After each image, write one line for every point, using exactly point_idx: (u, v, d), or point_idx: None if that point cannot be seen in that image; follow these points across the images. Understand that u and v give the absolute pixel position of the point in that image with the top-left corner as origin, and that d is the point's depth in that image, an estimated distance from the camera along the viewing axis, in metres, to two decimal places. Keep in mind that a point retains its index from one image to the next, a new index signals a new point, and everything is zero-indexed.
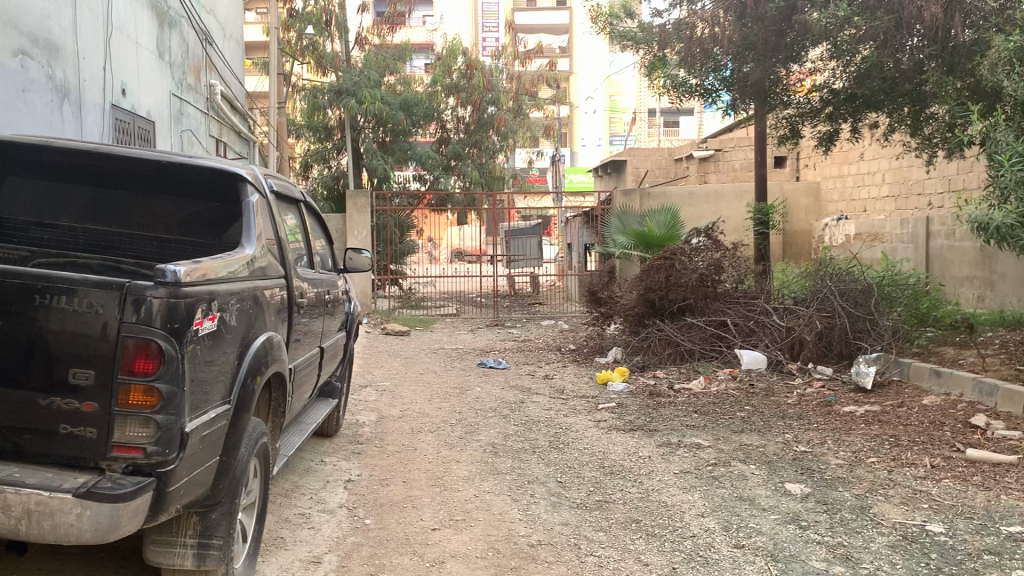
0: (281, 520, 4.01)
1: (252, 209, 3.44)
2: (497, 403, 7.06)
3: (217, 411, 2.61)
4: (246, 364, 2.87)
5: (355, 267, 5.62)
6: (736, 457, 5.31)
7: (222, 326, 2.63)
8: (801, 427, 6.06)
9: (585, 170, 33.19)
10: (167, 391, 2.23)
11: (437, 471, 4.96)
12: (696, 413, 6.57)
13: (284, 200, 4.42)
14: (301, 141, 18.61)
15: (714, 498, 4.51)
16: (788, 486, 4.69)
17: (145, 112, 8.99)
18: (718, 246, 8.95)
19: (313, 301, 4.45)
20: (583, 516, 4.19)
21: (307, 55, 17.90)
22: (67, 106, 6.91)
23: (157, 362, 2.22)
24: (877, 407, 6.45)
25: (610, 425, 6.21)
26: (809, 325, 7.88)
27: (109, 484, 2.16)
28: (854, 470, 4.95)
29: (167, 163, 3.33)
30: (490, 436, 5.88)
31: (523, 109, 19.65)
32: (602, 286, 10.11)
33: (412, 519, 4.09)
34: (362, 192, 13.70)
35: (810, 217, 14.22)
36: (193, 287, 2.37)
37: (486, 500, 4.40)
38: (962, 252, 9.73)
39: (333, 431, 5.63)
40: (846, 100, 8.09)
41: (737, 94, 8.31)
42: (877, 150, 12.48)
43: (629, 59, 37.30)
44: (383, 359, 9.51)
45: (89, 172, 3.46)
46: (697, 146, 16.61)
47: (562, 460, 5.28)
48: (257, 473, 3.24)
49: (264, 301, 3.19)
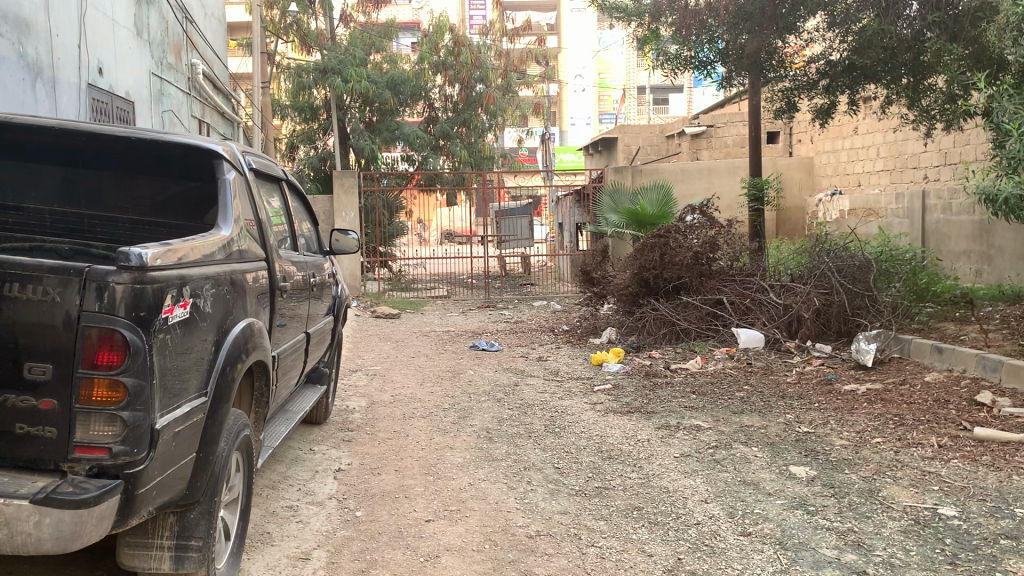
0: (268, 514, 3.84)
1: (228, 188, 3.23)
2: (491, 387, 6.88)
3: (194, 405, 2.43)
4: (224, 352, 2.69)
5: (342, 248, 5.41)
6: (737, 439, 5.16)
7: (196, 313, 2.44)
8: (803, 407, 5.92)
9: (575, 149, 32.96)
10: (134, 385, 2.05)
11: (430, 459, 4.79)
12: (694, 394, 6.41)
13: (267, 180, 4.21)
14: (286, 121, 18.30)
15: (717, 483, 4.36)
16: (792, 468, 4.54)
17: (123, 92, 8.71)
18: (713, 223, 8.78)
19: (298, 283, 4.24)
20: (583, 504, 4.04)
21: (291, 33, 17.55)
22: (40, 85, 6.67)
23: (123, 354, 2.03)
24: (879, 385, 6.32)
25: (607, 408, 6.05)
26: (807, 302, 7.74)
27: (72, 488, 1.98)
28: (860, 451, 4.81)
29: (135, 139, 3.12)
30: (484, 421, 5.71)
31: (511, 87, 19.34)
32: (595, 266, 10.06)
33: (405, 510, 3.93)
34: (349, 172, 13.44)
35: (803, 192, 14.07)
36: (161, 271, 2.19)
37: (481, 489, 4.23)
38: (960, 226, 9.57)
39: (322, 418, 5.46)
40: (844, 72, 7.87)
41: (732, 66, 8.07)
42: (872, 123, 12.31)
43: (618, 35, 36.92)
44: (373, 343, 9.31)
45: (57, 152, 3.25)
46: (689, 122, 16.40)
47: (559, 445, 5.11)
48: (239, 467, 3.07)
49: (242, 284, 3.00)
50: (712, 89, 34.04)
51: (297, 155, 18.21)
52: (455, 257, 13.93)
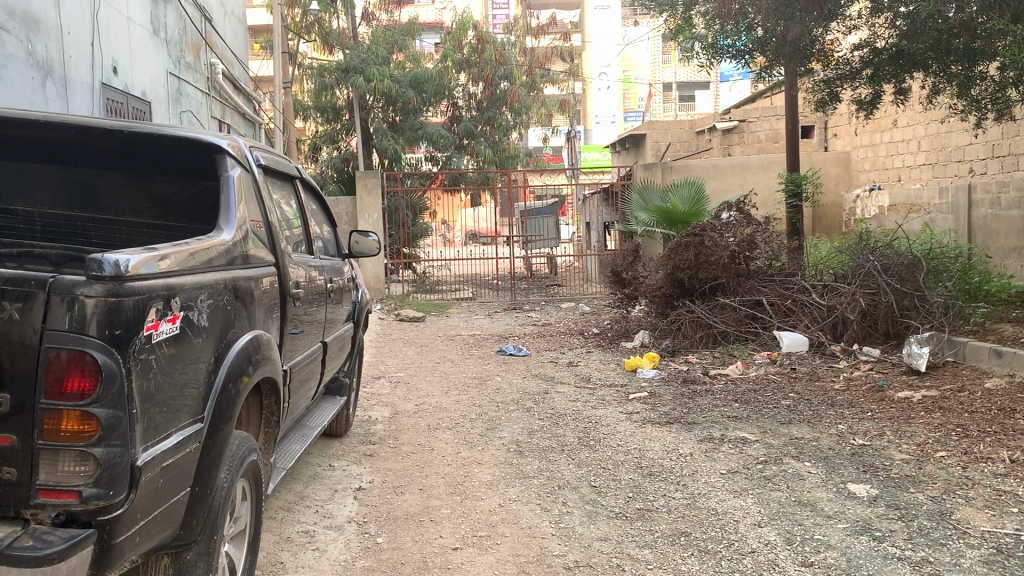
0: (282, 540, 3.54)
1: (233, 185, 2.94)
2: (519, 395, 6.55)
3: (186, 433, 2.12)
4: (224, 369, 2.40)
5: (362, 251, 5.08)
6: (787, 453, 4.79)
7: (188, 327, 2.15)
8: (856, 416, 5.53)
9: (601, 147, 32.60)
10: (108, 417, 1.74)
11: (458, 476, 4.45)
12: (736, 402, 6.04)
13: (280, 179, 3.91)
14: (309, 121, 18.13)
15: (770, 504, 3.99)
16: (851, 487, 4.17)
17: (139, 92, 8.49)
18: (750, 220, 8.33)
19: (314, 289, 3.93)
20: (625, 529, 3.69)
21: (313, 32, 17.33)
22: (50, 84, 6.43)
23: (95, 381, 1.72)
24: (936, 392, 5.91)
25: (644, 418, 5.69)
26: (852, 303, 7.40)
27: (32, 541, 1.66)
28: (924, 467, 4.42)
29: (129, 132, 2.84)
30: (514, 433, 5.38)
31: (537, 84, 18.95)
32: (627, 266, 9.60)
33: (430, 536, 3.60)
34: (372, 172, 13.15)
35: (840, 188, 13.60)
36: (144, 281, 1.89)
37: (512, 512, 3.89)
38: (1009, 222, 9.02)
39: (343, 431, 5.16)
40: (888, 59, 7.44)
41: (772, 57, 7.65)
42: (912, 115, 11.85)
43: (642, 32, 36.54)
44: (397, 348, 9.03)
45: (45, 148, 2.96)
46: (720, 116, 15.95)
47: (595, 460, 4.77)
48: (246, 495, 2.76)
49: (247, 294, 2.70)
50: (740, 83, 33.42)
51: (320, 156, 18.08)
52: (480, 258, 13.58)
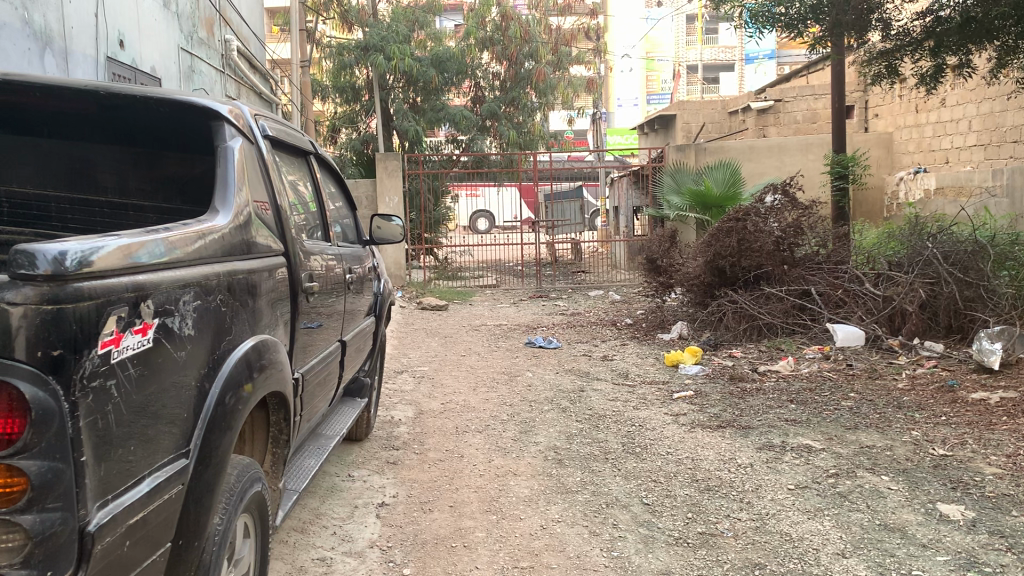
0: (294, 571, 3.06)
1: (230, 160, 2.45)
2: (553, 393, 6.04)
3: (165, 475, 1.67)
4: (217, 385, 1.92)
5: (384, 237, 4.56)
6: (859, 464, 4.28)
7: (167, 338, 1.69)
8: (928, 421, 4.99)
9: (629, 131, 32.07)
10: (41, 472, 1.34)
11: (491, 491, 3.96)
12: (792, 403, 5.52)
13: (290, 154, 3.41)
14: (327, 103, 17.69)
15: (851, 528, 3.48)
16: (942, 508, 3.64)
17: (147, 68, 8.02)
18: (796, 205, 7.67)
19: (331, 279, 3.42)
20: (688, 558, 3.21)
21: (331, 10, 16.80)
22: (49, 55, 5.95)
23: (23, 422, 1.33)
24: (1014, 393, 5.36)
25: (692, 421, 5.19)
26: (911, 293, 6.85)
27: None
28: (1021, 484, 3.89)
29: (105, 91, 2.36)
30: (550, 438, 4.88)
31: (563, 63, 18.28)
32: (662, 253, 9.00)
33: (463, 567, 3.12)
34: (393, 154, 12.63)
35: (882, 170, 12.98)
36: (102, 280, 1.47)
37: (557, 536, 3.40)
38: None
39: (364, 434, 4.72)
40: (952, 29, 6.75)
41: (826, 28, 6.99)
42: (962, 93, 11.26)
43: (667, 13, 35.90)
44: (420, 338, 8.57)
45: (14, 115, 2.50)
46: (753, 97, 15.30)
47: (643, 471, 4.27)
48: (248, 532, 2.29)
49: (248, 288, 2.21)
50: (767, 62, 32.63)
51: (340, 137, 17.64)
52: (505, 244, 13.09)
